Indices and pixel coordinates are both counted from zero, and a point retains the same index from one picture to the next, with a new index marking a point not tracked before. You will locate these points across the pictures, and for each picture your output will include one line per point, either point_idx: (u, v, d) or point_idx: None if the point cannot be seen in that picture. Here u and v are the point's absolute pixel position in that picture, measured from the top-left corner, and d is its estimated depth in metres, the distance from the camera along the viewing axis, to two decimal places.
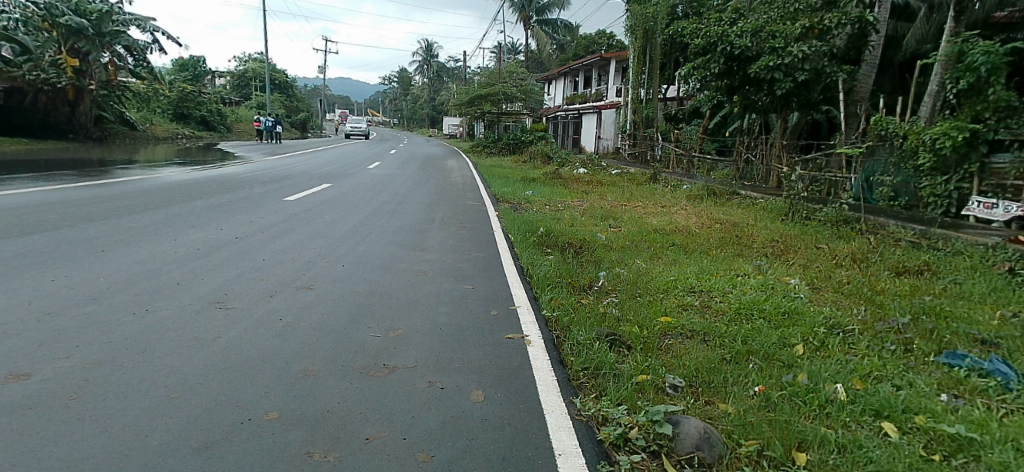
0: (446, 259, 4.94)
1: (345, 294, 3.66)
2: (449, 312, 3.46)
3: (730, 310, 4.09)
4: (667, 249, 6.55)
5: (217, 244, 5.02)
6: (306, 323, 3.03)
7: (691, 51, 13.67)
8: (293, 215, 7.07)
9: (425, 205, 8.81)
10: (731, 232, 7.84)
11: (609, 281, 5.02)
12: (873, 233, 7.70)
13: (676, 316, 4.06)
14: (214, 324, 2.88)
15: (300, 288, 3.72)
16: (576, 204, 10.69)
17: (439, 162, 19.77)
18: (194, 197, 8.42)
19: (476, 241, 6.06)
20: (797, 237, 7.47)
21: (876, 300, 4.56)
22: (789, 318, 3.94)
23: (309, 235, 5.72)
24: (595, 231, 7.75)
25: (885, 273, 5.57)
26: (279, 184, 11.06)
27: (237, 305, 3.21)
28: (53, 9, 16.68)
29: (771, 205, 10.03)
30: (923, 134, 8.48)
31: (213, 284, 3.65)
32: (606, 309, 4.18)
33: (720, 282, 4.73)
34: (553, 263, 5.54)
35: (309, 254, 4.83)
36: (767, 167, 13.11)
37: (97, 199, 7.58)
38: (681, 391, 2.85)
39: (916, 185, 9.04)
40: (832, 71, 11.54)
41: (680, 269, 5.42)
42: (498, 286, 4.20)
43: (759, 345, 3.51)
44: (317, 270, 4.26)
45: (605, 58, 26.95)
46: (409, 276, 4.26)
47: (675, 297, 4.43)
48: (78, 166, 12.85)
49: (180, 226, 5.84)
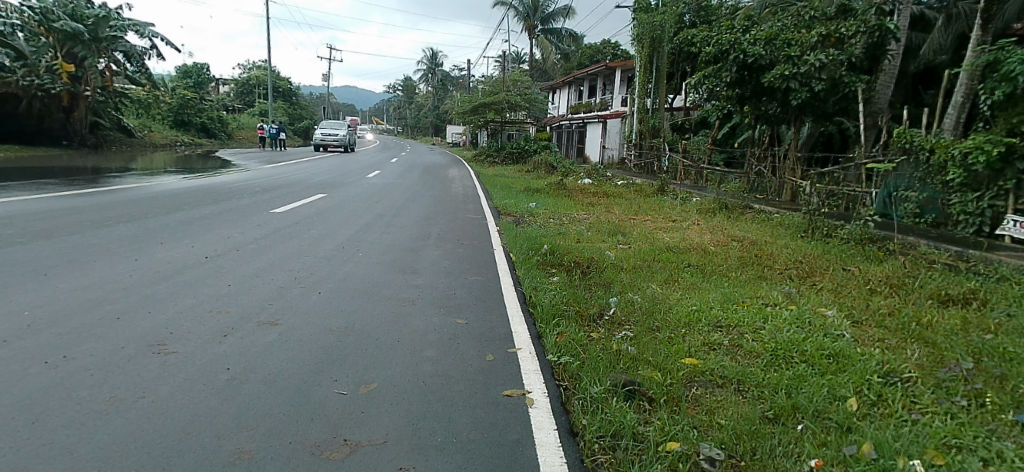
0: (440, 285, 4.40)
1: (314, 334, 3.14)
2: (435, 356, 2.92)
3: (765, 351, 3.52)
4: (682, 270, 5.99)
5: (183, 264, 4.54)
6: (259, 375, 2.56)
7: (701, 59, 13.14)
8: (278, 229, 6.55)
9: (422, 218, 8.33)
10: (749, 250, 7.29)
11: (621, 310, 4.47)
12: (902, 253, 7.12)
13: (703, 358, 3.49)
14: (141, 380, 2.44)
15: (264, 324, 3.22)
16: (581, 217, 10.19)
17: (441, 172, 19.32)
18: (178, 208, 7.95)
19: (473, 262, 5.47)
20: (821, 258, 6.91)
21: (927, 339, 3.96)
22: (836, 363, 3.37)
23: (289, 254, 5.19)
24: (603, 249, 7.22)
25: (927, 303, 4.98)
26: (272, 193, 10.58)
27: (179, 349, 2.76)
28: (47, 14, 16.14)
29: (788, 221, 9.45)
30: (952, 148, 7.92)
31: (158, 318, 3.17)
32: (620, 347, 3.64)
33: (749, 315, 4.15)
34: (558, 287, 4.97)
35: (283, 278, 4.31)
36: (779, 180, 12.53)
37: (72, 210, 7.14)
38: (721, 467, 2.30)
39: (943, 201, 8.45)
40: (851, 81, 10.96)
41: (700, 296, 4.84)
42: (497, 321, 3.66)
43: (805, 399, 2.95)
44: (288, 299, 3.75)
45: (611, 67, 26.44)
46: (393, 308, 3.72)
47: (700, 334, 3.85)
48: (68, 173, 12.45)
49: (151, 242, 5.38)
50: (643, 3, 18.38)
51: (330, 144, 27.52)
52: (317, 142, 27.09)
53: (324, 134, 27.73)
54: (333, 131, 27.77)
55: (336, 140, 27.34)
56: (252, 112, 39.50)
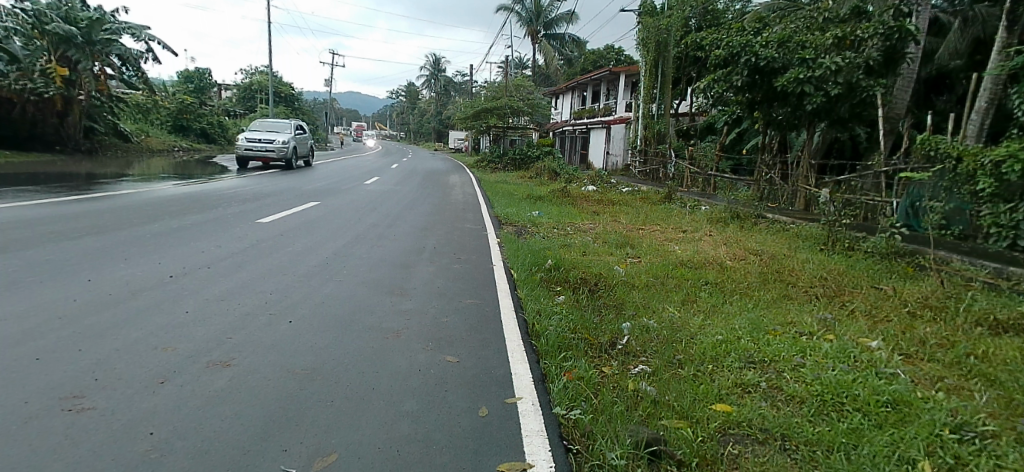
0: (431, 311, 3.88)
1: (271, 379, 2.63)
2: (414, 411, 2.42)
3: (810, 396, 3.00)
4: (698, 289, 5.47)
5: (142, 285, 4.03)
6: (189, 446, 2.07)
7: (710, 62, 12.59)
8: (259, 243, 6.03)
9: (419, 229, 7.86)
10: (769, 265, 6.75)
11: (635, 339, 3.95)
12: (934, 268, 6.59)
13: (737, 403, 2.97)
14: (34, 454, 1.96)
15: (214, 365, 2.73)
16: (586, 227, 9.70)
17: (442, 178, 18.92)
18: (161, 217, 7.47)
19: (469, 282, 4.94)
20: (847, 274, 6.36)
21: (996, 378, 3.37)
22: (896, 412, 2.84)
23: (264, 273, 4.68)
24: (610, 263, 6.71)
25: (977, 330, 4.41)
26: (263, 201, 10.07)
27: (98, 405, 2.28)
28: (41, 17, 15.81)
29: (806, 232, 8.93)
30: (982, 156, 7.21)
31: (88, 359, 2.68)
32: (638, 388, 3.13)
33: (785, 348, 3.62)
34: (564, 310, 4.45)
35: (252, 303, 3.81)
36: (791, 187, 11.98)
37: (44, 218, 6.65)
38: None
39: (973, 212, 7.93)
40: (868, 85, 10.39)
41: (724, 322, 4.30)
42: (494, 358, 3.13)
43: (867, 464, 2.41)
44: (252, 330, 3.25)
45: (615, 72, 25.95)
46: (373, 341, 3.21)
47: (731, 371, 3.33)
48: (57, 180, 12.00)
49: (116, 256, 4.87)
50: (648, 7, 18.22)
51: (261, 156, 17.61)
52: (238, 154, 17.29)
53: (251, 139, 17.68)
54: (266, 137, 17.78)
55: (271, 150, 17.54)
56: (253, 117, 39.12)
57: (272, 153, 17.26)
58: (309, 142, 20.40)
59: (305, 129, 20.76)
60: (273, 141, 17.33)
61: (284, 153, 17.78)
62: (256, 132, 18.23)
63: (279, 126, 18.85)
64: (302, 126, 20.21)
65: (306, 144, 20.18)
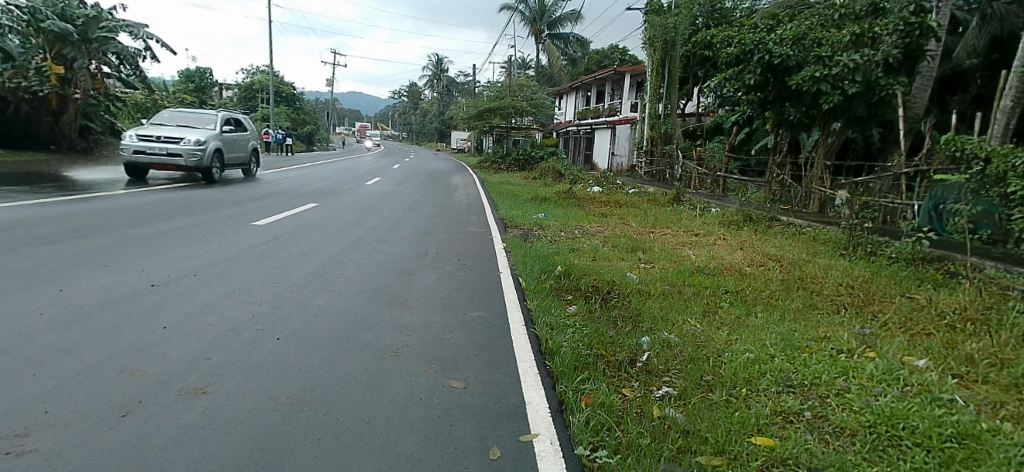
0: (434, 326, 3.56)
1: (251, 411, 2.31)
2: (415, 453, 2.10)
3: (862, 428, 2.65)
4: (719, 299, 5.12)
5: (120, 295, 3.71)
6: None
7: (722, 60, 12.20)
8: (251, 248, 5.70)
9: (421, 233, 7.55)
10: (790, 273, 6.38)
11: (657, 356, 3.60)
12: (964, 276, 6.26)
13: (778, 435, 2.63)
14: None
15: (187, 393, 2.41)
16: (594, 230, 9.36)
17: (444, 179, 18.60)
18: (152, 218, 7.18)
19: (474, 291, 4.59)
20: (873, 282, 6.01)
21: None
22: (963, 449, 2.48)
23: (253, 281, 4.35)
24: (622, 269, 6.37)
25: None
26: (260, 202, 9.77)
27: (42, 447, 1.97)
28: (36, 14, 15.52)
29: (824, 235, 8.58)
30: (1013, 157, 6.86)
31: (44, 386, 2.38)
32: (664, 414, 2.79)
33: (826, 369, 3.27)
34: (577, 323, 4.11)
35: (237, 315, 3.49)
36: (805, 189, 11.59)
37: (30, 219, 6.38)
38: None
39: (1003, 216, 7.41)
40: (887, 83, 10.04)
41: (753, 337, 3.95)
42: (504, 383, 2.81)
43: None
44: (234, 349, 2.92)
45: (619, 72, 25.51)
46: (369, 362, 2.88)
47: (768, 397, 2.98)
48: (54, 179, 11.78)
49: (98, 262, 4.57)
50: (654, 5, 17.84)
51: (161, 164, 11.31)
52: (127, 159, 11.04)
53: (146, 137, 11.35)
54: (174, 135, 11.51)
55: (176, 155, 11.23)
56: (254, 117, 38.92)
57: (181, 160, 11.19)
58: (251, 144, 14.64)
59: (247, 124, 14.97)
60: (182, 141, 11.21)
61: (200, 161, 11.57)
62: (158, 125, 11.85)
63: (199, 119, 12.64)
64: (234, 119, 13.86)
65: (246, 146, 14.37)
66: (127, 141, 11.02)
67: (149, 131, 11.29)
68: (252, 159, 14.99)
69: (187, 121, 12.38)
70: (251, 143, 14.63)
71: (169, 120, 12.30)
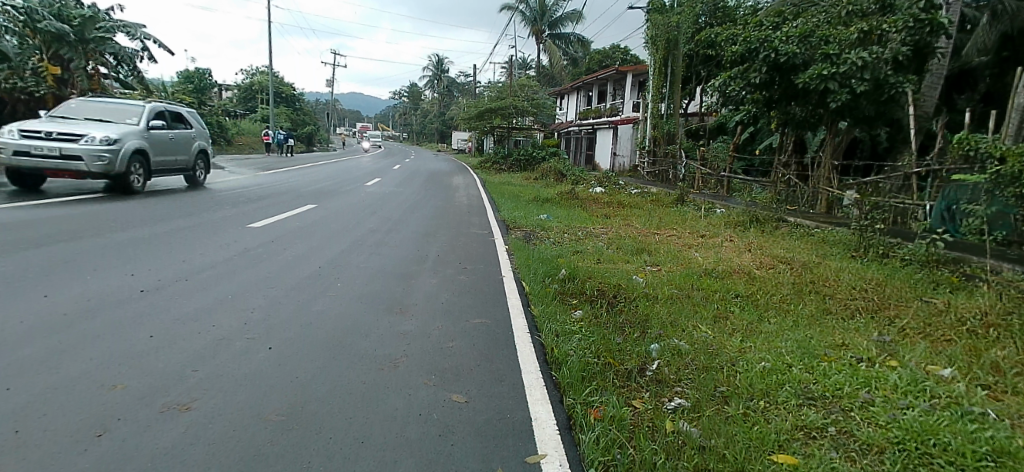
0: (434, 333, 3.40)
1: (238, 428, 2.16)
2: None
3: (890, 445, 2.49)
4: (729, 304, 4.95)
5: (105, 302, 3.55)
6: None
7: (727, 58, 11.98)
8: (246, 251, 5.54)
9: (421, 235, 7.40)
10: (802, 275, 6.21)
11: (667, 365, 3.43)
12: (980, 279, 6.12)
13: (801, 452, 2.47)
14: None
15: (170, 410, 2.25)
16: (597, 231, 9.21)
17: (444, 179, 18.43)
18: (146, 220, 7.01)
19: (476, 296, 4.44)
20: (886, 285, 5.85)
21: None
22: (1001, 468, 2.31)
23: (247, 286, 4.18)
24: (629, 272, 6.21)
25: None
26: (259, 204, 9.63)
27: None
28: (32, 14, 15.44)
29: (834, 237, 8.43)
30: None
31: (16, 403, 2.22)
32: (677, 428, 2.63)
33: (846, 380, 3.10)
34: (584, 329, 3.94)
35: (227, 323, 3.32)
36: (812, 189, 11.42)
37: (20, 221, 6.22)
38: None
39: (1019, 216, 7.21)
40: (897, 81, 9.89)
41: (767, 344, 3.78)
42: (507, 397, 2.65)
43: None
44: (223, 360, 2.76)
45: (621, 72, 25.31)
46: (365, 373, 2.72)
47: (787, 410, 2.82)
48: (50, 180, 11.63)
49: (86, 267, 4.41)
50: (657, 4, 17.66)
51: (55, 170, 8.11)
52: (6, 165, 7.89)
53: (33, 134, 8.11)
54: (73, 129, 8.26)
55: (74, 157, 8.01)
56: (254, 118, 38.78)
57: (81, 166, 7.98)
58: (198, 144, 11.42)
59: (196, 120, 11.82)
60: (82, 138, 8.03)
61: (110, 165, 8.37)
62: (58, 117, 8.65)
63: (118, 111, 9.42)
64: (174, 111, 10.69)
65: (192, 147, 11.18)
66: (6, 139, 7.85)
67: (39, 125, 8.11)
68: (201, 163, 11.77)
69: (102, 113, 9.20)
70: (200, 143, 11.44)
71: (76, 111, 9.12)
